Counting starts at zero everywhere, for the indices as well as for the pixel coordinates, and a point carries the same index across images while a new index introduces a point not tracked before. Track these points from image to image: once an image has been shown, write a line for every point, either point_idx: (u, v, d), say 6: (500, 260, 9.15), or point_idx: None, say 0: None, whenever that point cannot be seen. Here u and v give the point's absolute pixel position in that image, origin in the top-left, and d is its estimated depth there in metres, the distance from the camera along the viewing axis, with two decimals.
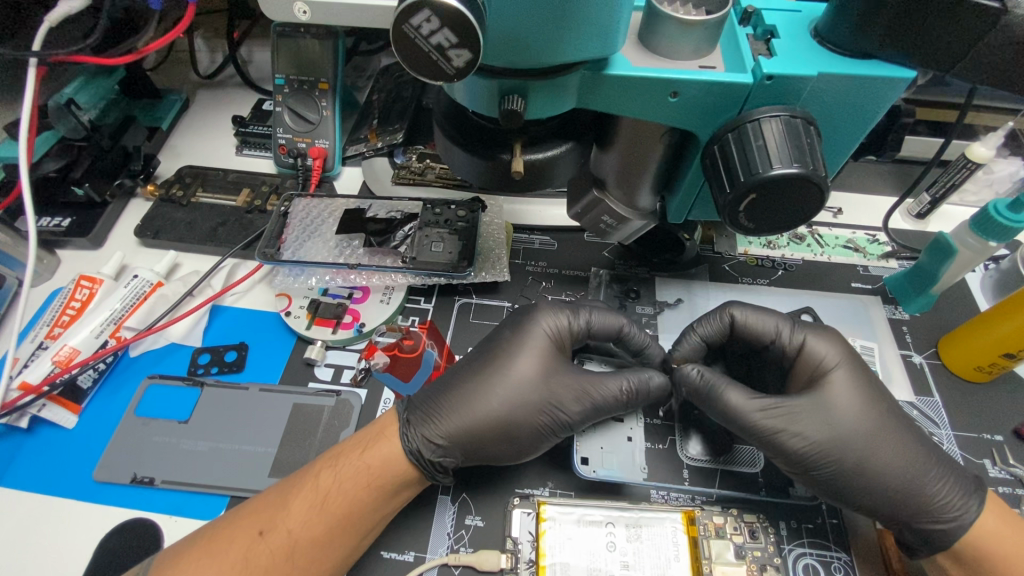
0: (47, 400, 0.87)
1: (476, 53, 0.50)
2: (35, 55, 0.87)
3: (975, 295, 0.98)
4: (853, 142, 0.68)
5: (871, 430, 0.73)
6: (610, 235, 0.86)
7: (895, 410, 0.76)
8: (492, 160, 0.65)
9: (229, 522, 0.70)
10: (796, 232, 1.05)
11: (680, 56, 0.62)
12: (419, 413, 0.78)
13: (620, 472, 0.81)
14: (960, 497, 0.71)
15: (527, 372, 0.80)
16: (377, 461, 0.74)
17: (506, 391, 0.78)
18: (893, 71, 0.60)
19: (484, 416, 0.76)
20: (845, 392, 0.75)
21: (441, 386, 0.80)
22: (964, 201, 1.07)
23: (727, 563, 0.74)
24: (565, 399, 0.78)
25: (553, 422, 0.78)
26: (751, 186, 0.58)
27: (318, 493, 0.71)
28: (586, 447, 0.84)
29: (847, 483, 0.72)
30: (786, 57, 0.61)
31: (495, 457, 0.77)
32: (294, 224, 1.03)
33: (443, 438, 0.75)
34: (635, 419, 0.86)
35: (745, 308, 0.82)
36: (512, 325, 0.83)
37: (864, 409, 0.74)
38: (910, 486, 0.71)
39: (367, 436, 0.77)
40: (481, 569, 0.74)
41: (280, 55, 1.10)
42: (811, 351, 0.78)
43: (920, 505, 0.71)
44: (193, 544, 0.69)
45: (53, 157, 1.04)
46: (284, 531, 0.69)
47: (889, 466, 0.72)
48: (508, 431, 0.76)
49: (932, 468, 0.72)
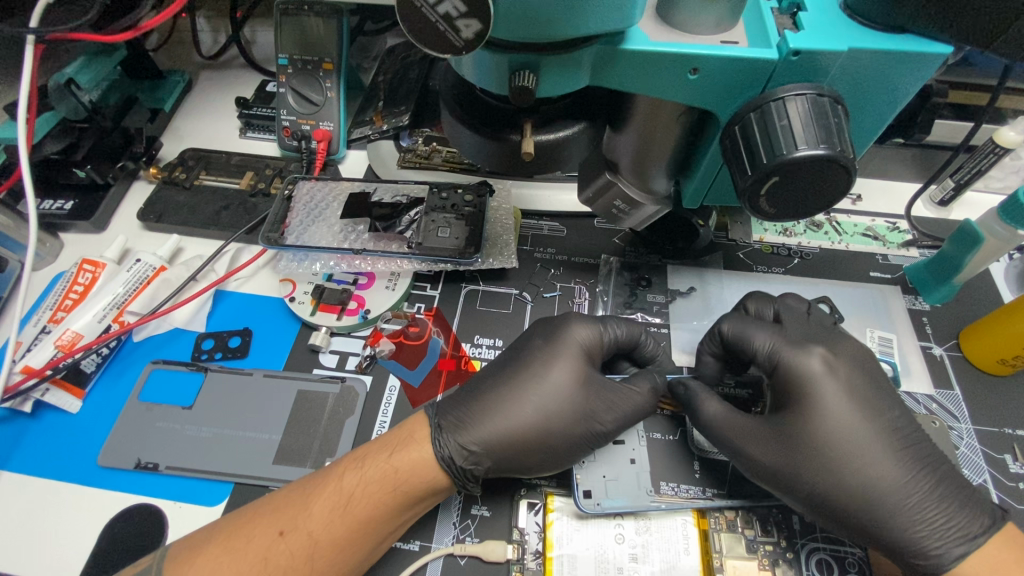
0: (51, 384, 0.86)
1: (485, 23, 0.47)
2: (32, 32, 0.85)
3: (998, 285, 0.95)
4: (883, 121, 0.65)
5: (870, 442, 0.68)
6: (622, 221, 0.85)
7: (898, 422, 0.70)
8: (501, 141, 0.63)
9: (248, 522, 0.68)
10: (814, 219, 1.02)
11: (700, 31, 0.59)
12: (451, 417, 0.75)
13: (626, 501, 0.75)
14: (969, 538, 0.64)
15: (563, 381, 0.76)
16: (405, 465, 0.71)
17: (541, 398, 0.75)
18: (927, 46, 0.57)
19: (522, 422, 0.74)
20: (840, 399, 0.70)
21: (471, 391, 0.77)
22: (989, 188, 1.03)
23: (739, 557, 0.73)
24: (595, 402, 0.76)
25: (586, 426, 0.75)
26: (773, 169, 0.55)
27: (341, 495, 0.69)
28: (588, 479, 0.77)
29: (838, 499, 0.67)
30: (814, 31, 0.58)
31: (534, 467, 0.74)
32: (298, 209, 1.01)
33: (476, 445, 0.72)
34: (636, 438, 0.81)
35: (734, 321, 0.77)
36: (545, 334, 0.80)
37: (859, 432, 0.69)
38: (906, 510, 0.66)
39: (395, 436, 0.75)
40: (487, 560, 0.72)
41: (284, 34, 1.07)
42: (806, 360, 0.72)
43: (919, 534, 0.65)
44: (211, 540, 0.67)
45: (54, 138, 1.02)
46: (305, 532, 0.67)
47: (883, 484, 0.67)
48: (545, 442, 0.74)
49: (936, 492, 0.67)
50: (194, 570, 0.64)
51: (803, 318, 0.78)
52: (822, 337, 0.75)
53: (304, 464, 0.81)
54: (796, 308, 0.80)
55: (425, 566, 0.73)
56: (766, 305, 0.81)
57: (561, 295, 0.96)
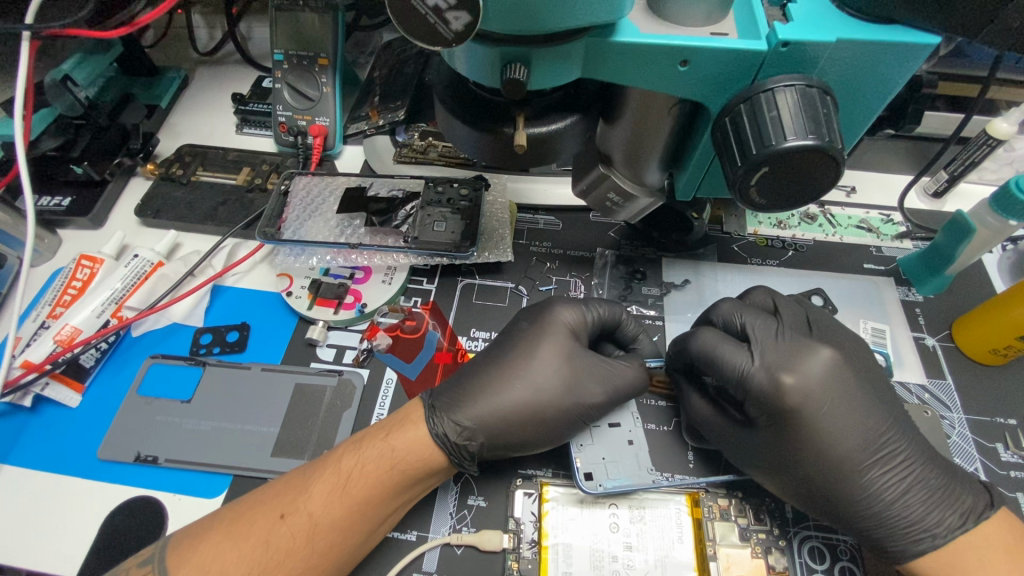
0: (50, 379, 0.87)
1: (474, 15, 0.48)
2: (27, 27, 0.85)
3: (992, 276, 0.95)
4: (874, 111, 0.65)
5: (841, 449, 0.69)
6: (617, 214, 0.85)
7: (875, 429, 0.70)
8: (494, 134, 0.63)
9: (252, 505, 0.69)
10: (808, 211, 1.02)
11: (691, 23, 0.60)
12: (444, 399, 0.76)
13: (628, 480, 0.76)
14: (929, 537, 0.66)
15: (551, 360, 0.78)
16: (401, 445, 0.72)
17: (530, 373, 0.77)
18: (914, 36, 0.57)
19: (514, 398, 0.75)
20: (811, 413, 0.69)
21: (460, 377, 0.79)
22: (983, 179, 1.03)
23: (733, 545, 0.73)
24: (586, 379, 0.78)
25: (575, 399, 0.76)
26: (762, 160, 0.56)
27: (340, 476, 0.70)
28: (588, 462, 0.77)
29: (807, 493, 0.70)
30: (803, 22, 0.58)
31: (526, 444, 0.75)
32: (295, 204, 1.01)
33: (470, 421, 0.73)
34: (632, 420, 0.82)
35: (707, 337, 0.74)
36: (530, 316, 0.82)
37: (829, 441, 0.69)
38: (870, 511, 0.68)
39: (390, 421, 0.76)
40: (483, 549, 0.73)
41: (278, 30, 1.08)
42: (778, 390, 0.69)
43: (879, 533, 0.68)
44: (212, 529, 0.68)
45: (51, 135, 1.04)
46: (305, 514, 0.68)
47: (848, 485, 0.68)
48: (536, 416, 0.75)
49: (904, 497, 0.68)
50: (197, 557, 0.65)
51: (769, 335, 0.74)
52: (788, 361, 0.71)
53: (303, 456, 0.82)
54: (763, 318, 0.75)
55: (422, 555, 0.74)
56: (735, 313, 0.77)
57: (556, 288, 0.96)
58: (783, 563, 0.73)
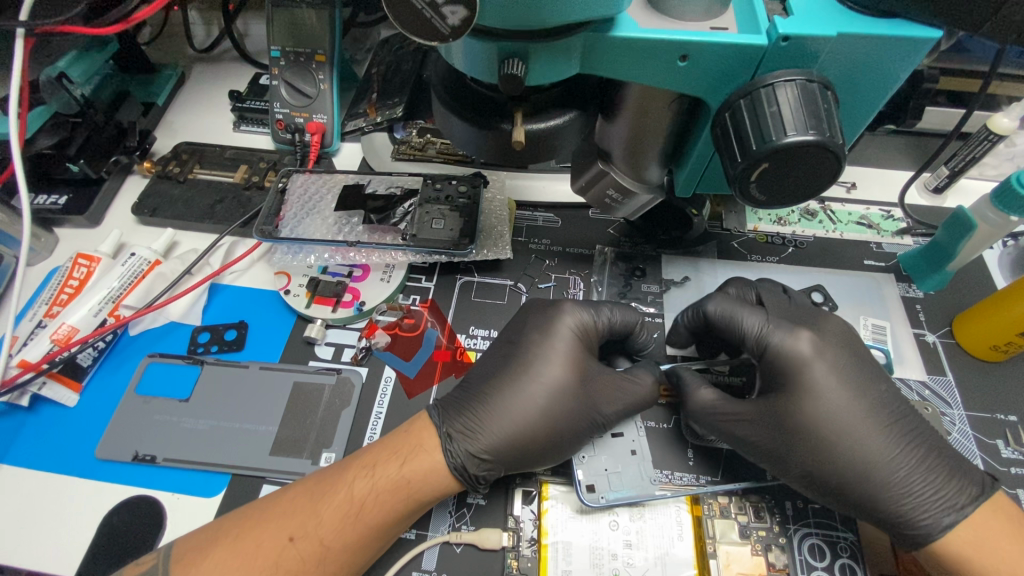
0: (48, 378, 0.87)
1: (471, 9, 0.47)
2: (22, 25, 0.84)
3: (992, 271, 0.95)
4: (875, 107, 0.65)
5: (859, 414, 0.70)
6: (615, 211, 0.85)
7: (888, 400, 0.72)
8: (492, 130, 0.63)
9: (259, 524, 0.68)
10: (808, 207, 1.02)
11: (690, 17, 0.59)
12: (458, 425, 0.75)
13: (631, 492, 0.75)
14: (955, 508, 0.66)
15: (562, 379, 0.77)
16: (416, 475, 0.71)
17: (546, 401, 0.76)
18: (915, 31, 0.57)
19: (529, 420, 0.75)
20: (824, 375, 0.72)
21: (471, 391, 0.78)
22: (983, 175, 1.03)
23: (732, 543, 0.73)
24: (600, 401, 0.77)
25: (588, 420, 0.76)
26: (763, 155, 0.55)
27: (352, 503, 0.69)
28: (591, 474, 0.77)
29: (829, 478, 0.69)
30: (804, 17, 0.57)
31: (536, 460, 0.74)
32: (292, 201, 1.01)
33: (488, 453, 0.73)
34: (635, 430, 0.81)
35: (722, 301, 0.79)
36: (541, 329, 0.80)
37: (848, 406, 0.71)
38: (895, 484, 0.68)
39: (402, 443, 0.74)
40: (482, 547, 0.73)
41: (276, 27, 1.07)
42: (795, 340, 0.74)
43: (908, 505, 0.67)
44: (218, 541, 0.68)
45: (47, 133, 1.00)
46: (315, 539, 0.67)
47: (872, 457, 0.69)
48: (558, 442, 0.74)
49: (923, 464, 0.69)
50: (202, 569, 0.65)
51: (784, 302, 0.80)
52: (807, 319, 0.77)
53: (302, 455, 0.82)
54: (777, 292, 0.81)
55: (421, 554, 0.73)
56: (747, 289, 0.83)
57: (556, 285, 0.96)
58: (784, 560, 0.72)
